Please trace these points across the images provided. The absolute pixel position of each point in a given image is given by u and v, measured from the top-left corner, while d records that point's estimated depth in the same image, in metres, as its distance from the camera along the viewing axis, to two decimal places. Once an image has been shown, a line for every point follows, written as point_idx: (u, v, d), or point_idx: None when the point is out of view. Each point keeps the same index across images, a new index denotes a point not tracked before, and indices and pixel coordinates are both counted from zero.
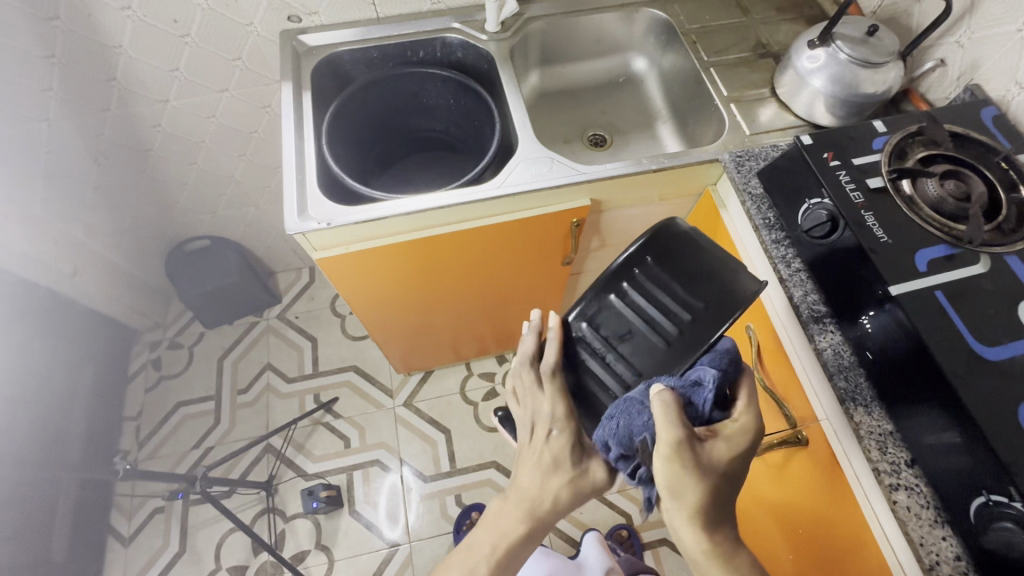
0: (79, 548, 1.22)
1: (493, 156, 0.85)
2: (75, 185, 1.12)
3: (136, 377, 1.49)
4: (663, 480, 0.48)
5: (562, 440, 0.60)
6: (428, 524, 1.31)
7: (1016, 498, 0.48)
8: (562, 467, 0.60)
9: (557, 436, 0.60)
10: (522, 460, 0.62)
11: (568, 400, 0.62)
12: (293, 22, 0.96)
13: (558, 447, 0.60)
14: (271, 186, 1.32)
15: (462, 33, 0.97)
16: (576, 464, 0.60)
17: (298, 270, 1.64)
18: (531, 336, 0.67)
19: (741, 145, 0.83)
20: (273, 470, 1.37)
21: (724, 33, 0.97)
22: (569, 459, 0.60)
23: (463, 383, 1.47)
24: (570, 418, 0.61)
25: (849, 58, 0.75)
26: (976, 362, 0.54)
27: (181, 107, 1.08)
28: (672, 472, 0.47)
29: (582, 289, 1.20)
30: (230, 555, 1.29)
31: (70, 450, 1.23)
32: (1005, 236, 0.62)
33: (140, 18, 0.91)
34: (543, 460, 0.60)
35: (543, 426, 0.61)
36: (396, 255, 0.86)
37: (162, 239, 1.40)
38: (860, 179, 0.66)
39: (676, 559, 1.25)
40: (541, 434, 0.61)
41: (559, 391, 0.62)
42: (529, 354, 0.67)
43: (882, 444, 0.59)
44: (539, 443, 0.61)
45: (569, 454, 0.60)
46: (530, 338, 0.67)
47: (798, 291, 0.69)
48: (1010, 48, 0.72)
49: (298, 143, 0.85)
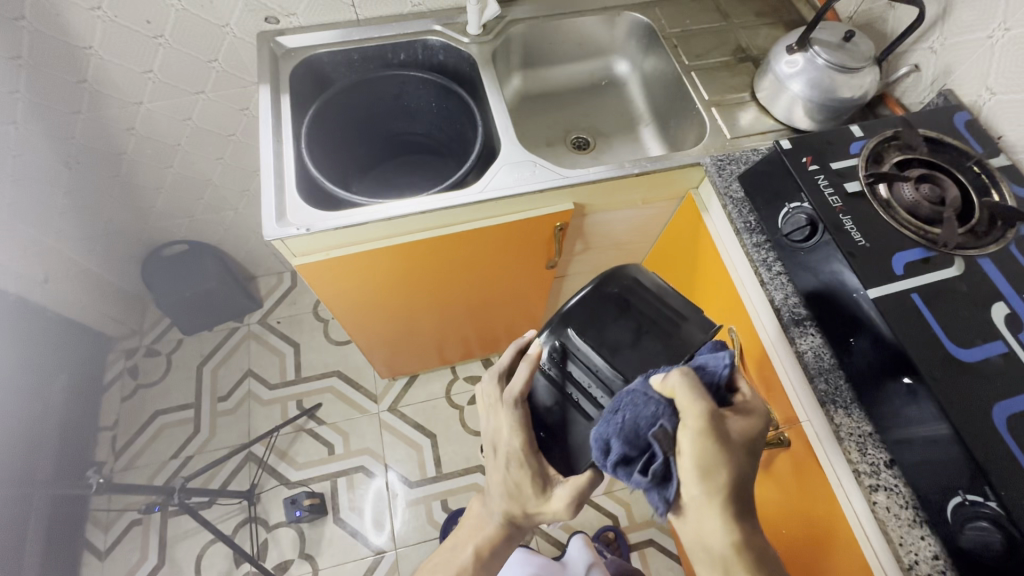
0: (52, 564, 1.18)
1: (476, 159, 0.84)
2: (44, 190, 1.08)
3: (112, 386, 1.45)
4: (694, 459, 0.45)
5: (522, 472, 0.59)
6: (414, 531, 1.29)
7: (991, 497, 0.50)
8: (522, 494, 0.60)
9: (516, 470, 0.59)
10: (490, 476, 0.64)
11: (532, 427, 0.60)
12: (271, 24, 0.94)
13: (518, 478, 0.59)
14: (250, 190, 1.30)
15: (443, 36, 0.96)
16: (537, 495, 0.59)
17: (279, 274, 1.61)
18: (512, 351, 0.65)
19: (722, 148, 0.84)
20: (255, 479, 1.34)
21: (705, 38, 0.98)
22: (530, 489, 0.59)
23: (449, 387, 1.46)
24: (532, 451, 0.59)
25: (827, 63, 0.76)
26: (950, 364, 0.55)
27: (156, 110, 1.05)
28: (701, 457, 0.45)
29: (567, 293, 1.20)
30: (211, 567, 1.26)
31: (41, 462, 1.19)
32: (978, 239, 0.64)
33: (111, 19, 0.88)
34: (507, 484, 0.61)
35: (503, 453, 0.60)
36: (377, 260, 0.84)
37: (137, 244, 1.37)
38: (838, 184, 0.67)
39: (662, 559, 1.26)
40: (503, 460, 0.60)
41: (520, 421, 0.59)
42: (503, 370, 0.64)
43: (862, 446, 0.59)
44: (501, 468, 0.61)
45: (530, 485, 0.59)
46: (511, 350, 0.65)
47: (779, 294, 0.69)
48: (981, 55, 0.74)
49: (276, 147, 0.83)
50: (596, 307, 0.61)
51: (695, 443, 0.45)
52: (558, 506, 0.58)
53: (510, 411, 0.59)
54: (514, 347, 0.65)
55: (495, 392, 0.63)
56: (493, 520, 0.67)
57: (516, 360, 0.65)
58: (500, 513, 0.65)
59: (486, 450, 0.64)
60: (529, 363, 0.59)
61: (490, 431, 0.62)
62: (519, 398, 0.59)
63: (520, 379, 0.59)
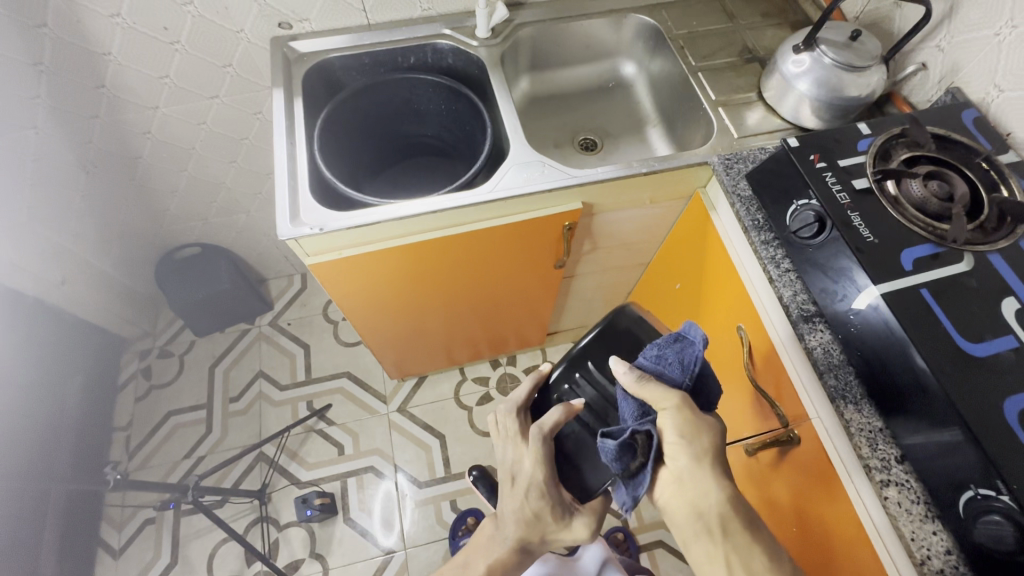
0: (68, 561, 1.20)
1: (485, 160, 0.85)
2: (63, 192, 1.10)
3: (126, 387, 1.48)
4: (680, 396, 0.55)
5: (542, 502, 0.59)
6: (424, 530, 1.30)
7: (1003, 491, 0.49)
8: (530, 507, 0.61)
9: (536, 500, 0.59)
10: (505, 504, 0.64)
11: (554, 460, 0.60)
12: (284, 29, 0.96)
13: (538, 507, 0.59)
14: (262, 193, 1.32)
15: (452, 39, 0.98)
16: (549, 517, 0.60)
17: (289, 276, 1.63)
18: (528, 384, 0.65)
19: (729, 148, 0.84)
20: (266, 478, 1.35)
21: (711, 39, 0.99)
22: (550, 517, 0.60)
23: (457, 388, 1.47)
24: (555, 483, 0.59)
25: (833, 62, 0.77)
26: (960, 359, 0.55)
27: (172, 114, 1.07)
28: (684, 427, 0.54)
29: (573, 293, 1.20)
30: (223, 565, 1.27)
31: (58, 461, 1.21)
32: (987, 235, 0.64)
33: (129, 25, 0.90)
34: (524, 512, 0.61)
35: (523, 483, 0.60)
36: (388, 259, 0.85)
37: (151, 246, 1.39)
38: (847, 181, 0.67)
39: (671, 560, 1.26)
40: (522, 490, 0.61)
41: (543, 458, 0.59)
42: (521, 402, 0.65)
43: (873, 441, 0.59)
44: (519, 498, 0.61)
45: (549, 514, 0.59)
46: (526, 385, 0.65)
47: (788, 292, 0.69)
48: (988, 52, 0.74)
49: (290, 150, 0.85)
50: (602, 353, 0.61)
51: (675, 421, 0.54)
52: (580, 529, 0.60)
53: (538, 447, 0.59)
54: (530, 381, 0.65)
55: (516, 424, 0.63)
56: (489, 541, 0.67)
57: (532, 394, 0.65)
58: (504, 525, 0.64)
59: (503, 478, 0.64)
60: (566, 409, 0.59)
61: (510, 463, 0.62)
62: (546, 435, 0.59)
63: (550, 419, 0.59)
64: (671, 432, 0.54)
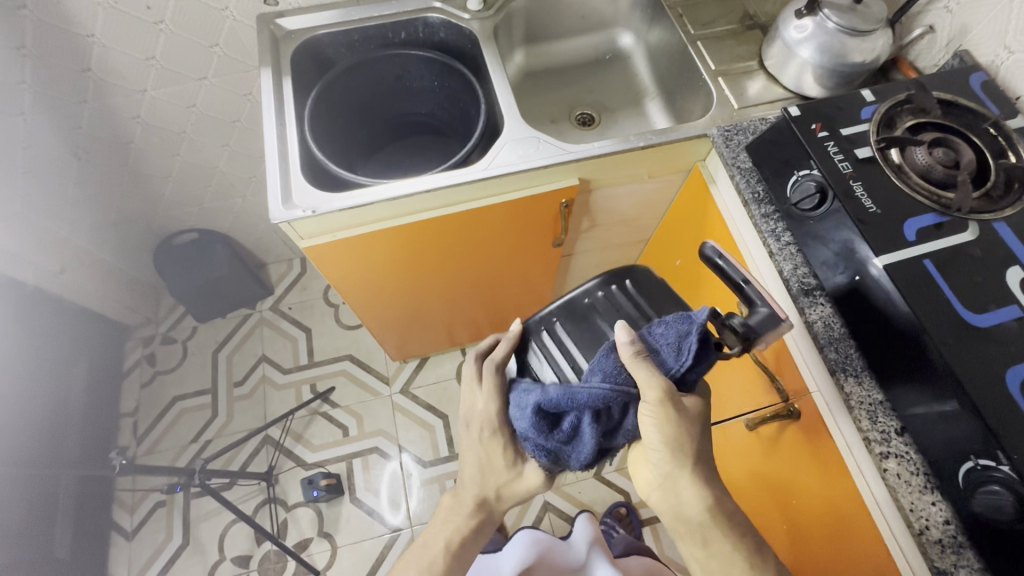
0: (83, 544, 1.23)
1: (479, 137, 0.83)
2: (57, 179, 1.10)
3: (131, 373, 1.49)
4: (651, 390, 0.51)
5: (497, 440, 0.63)
6: (429, 508, 1.32)
7: (1003, 462, 0.49)
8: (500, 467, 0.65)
9: (490, 439, 0.64)
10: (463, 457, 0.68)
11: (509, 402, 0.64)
12: (270, 6, 0.93)
13: (492, 448, 0.64)
14: (257, 176, 1.30)
15: (443, 12, 0.95)
16: (508, 465, 0.65)
17: (289, 260, 1.62)
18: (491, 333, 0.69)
19: (729, 119, 0.82)
20: (272, 461, 1.37)
21: (712, 5, 0.96)
22: (504, 460, 0.65)
23: (459, 368, 1.48)
24: (506, 424, 0.63)
25: (836, 27, 0.74)
26: (963, 329, 0.54)
27: (161, 97, 1.06)
28: (661, 418, 0.52)
29: (573, 272, 1.20)
30: (234, 545, 1.30)
31: (67, 447, 1.23)
32: (993, 203, 0.62)
33: (110, 5, 0.88)
34: (481, 458, 0.66)
35: (479, 423, 0.64)
36: (383, 240, 0.85)
37: (149, 233, 1.39)
38: (849, 150, 0.65)
39: (673, 532, 1.28)
40: (476, 431, 0.65)
41: (497, 391, 0.63)
42: (482, 350, 0.68)
43: (873, 414, 0.58)
44: (477, 441, 0.65)
45: (502, 455, 0.64)
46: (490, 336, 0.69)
47: (788, 265, 0.68)
48: (999, 12, 0.71)
49: (280, 130, 0.83)
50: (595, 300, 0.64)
51: (656, 417, 0.52)
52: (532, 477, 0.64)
53: (490, 377, 0.63)
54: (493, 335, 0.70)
55: (473, 369, 0.67)
56: (466, 510, 0.68)
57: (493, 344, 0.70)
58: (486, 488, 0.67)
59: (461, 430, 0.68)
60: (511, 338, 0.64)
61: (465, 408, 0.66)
62: (500, 366, 0.63)
63: (500, 351, 0.64)
64: (650, 428, 0.53)
